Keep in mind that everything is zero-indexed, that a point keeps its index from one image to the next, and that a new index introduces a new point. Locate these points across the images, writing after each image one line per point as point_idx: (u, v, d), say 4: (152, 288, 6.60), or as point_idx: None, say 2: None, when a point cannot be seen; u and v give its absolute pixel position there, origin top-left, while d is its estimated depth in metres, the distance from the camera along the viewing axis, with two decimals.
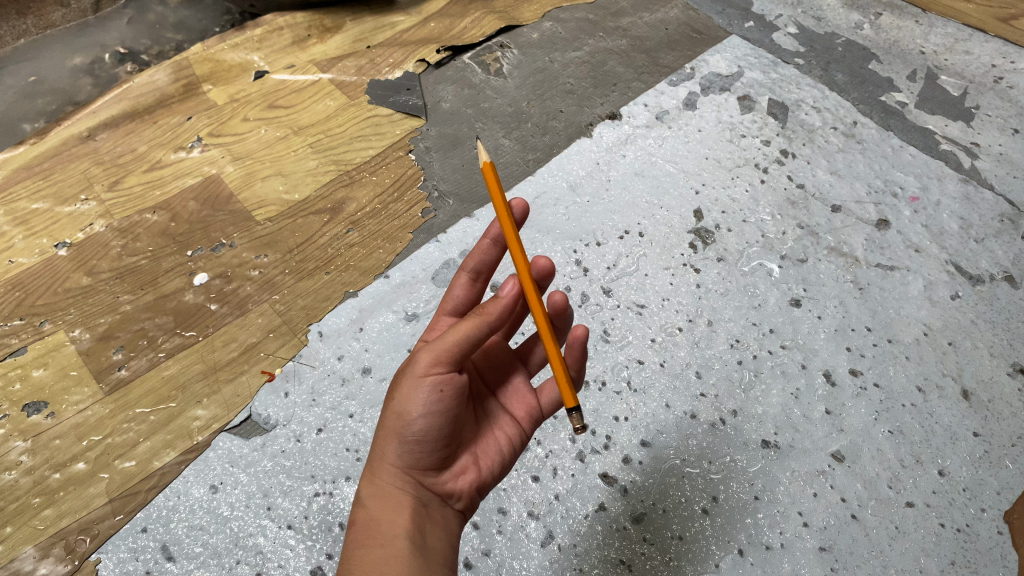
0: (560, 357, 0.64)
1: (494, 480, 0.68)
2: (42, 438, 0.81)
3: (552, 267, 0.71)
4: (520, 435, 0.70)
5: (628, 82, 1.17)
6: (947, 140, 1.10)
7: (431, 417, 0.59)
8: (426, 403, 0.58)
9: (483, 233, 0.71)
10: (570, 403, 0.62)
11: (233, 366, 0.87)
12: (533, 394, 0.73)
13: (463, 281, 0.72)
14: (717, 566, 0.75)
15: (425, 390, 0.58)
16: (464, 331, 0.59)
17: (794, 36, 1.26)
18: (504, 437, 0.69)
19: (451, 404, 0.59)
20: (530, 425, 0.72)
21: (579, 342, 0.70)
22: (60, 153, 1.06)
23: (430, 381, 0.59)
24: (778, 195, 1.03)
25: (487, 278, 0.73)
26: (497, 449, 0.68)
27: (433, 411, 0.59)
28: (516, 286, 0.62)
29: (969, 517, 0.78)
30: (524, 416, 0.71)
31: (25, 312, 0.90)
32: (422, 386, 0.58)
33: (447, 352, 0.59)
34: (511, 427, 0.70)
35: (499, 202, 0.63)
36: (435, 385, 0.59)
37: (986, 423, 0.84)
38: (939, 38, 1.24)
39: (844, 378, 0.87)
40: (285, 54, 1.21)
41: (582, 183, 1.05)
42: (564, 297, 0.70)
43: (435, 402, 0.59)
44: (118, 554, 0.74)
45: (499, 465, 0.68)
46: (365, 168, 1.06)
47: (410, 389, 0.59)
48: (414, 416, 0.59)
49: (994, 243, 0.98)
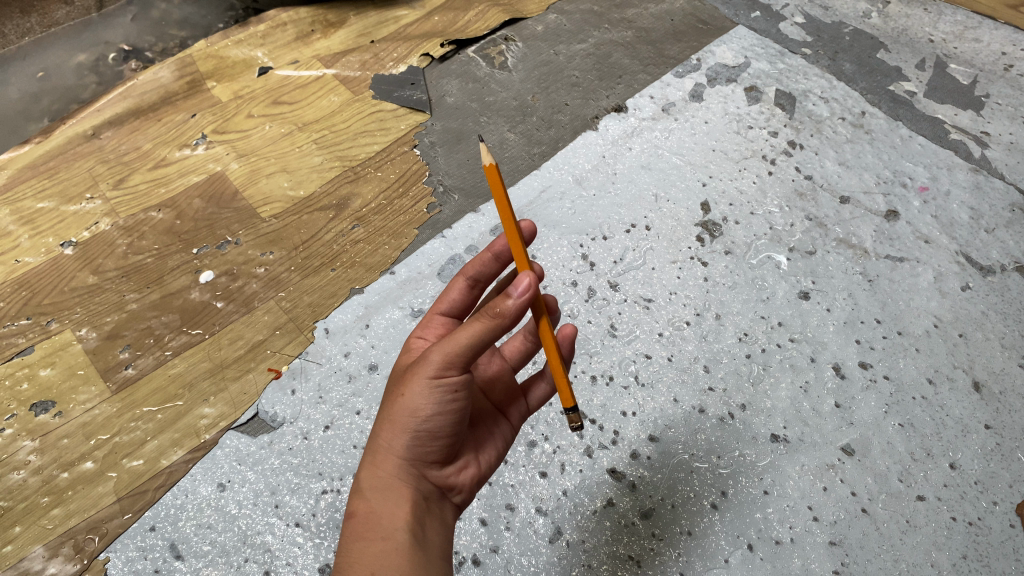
0: (555, 342, 0.65)
1: (489, 474, 0.69)
2: (49, 437, 0.81)
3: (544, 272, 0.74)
4: (512, 431, 0.73)
5: (634, 74, 1.16)
6: (957, 130, 1.09)
7: (442, 415, 0.59)
8: (439, 402, 0.58)
9: (487, 245, 0.71)
10: (568, 403, 0.65)
11: (239, 364, 0.87)
12: (523, 393, 0.74)
13: (461, 286, 0.72)
14: (726, 561, 0.74)
15: (438, 389, 0.58)
16: (476, 337, 0.56)
17: (802, 26, 1.24)
18: (499, 433, 0.71)
19: (461, 403, 0.59)
20: (520, 421, 0.74)
21: (568, 339, 0.74)
22: (65, 152, 1.06)
23: (443, 382, 0.58)
24: (786, 186, 1.02)
25: (484, 285, 0.73)
26: (493, 443, 0.70)
27: (443, 409, 0.58)
28: (531, 282, 0.56)
29: (981, 510, 0.77)
30: (516, 414, 0.73)
31: (32, 311, 0.91)
32: (434, 385, 0.57)
33: (459, 354, 0.57)
34: (505, 424, 0.72)
35: (502, 203, 0.61)
36: (448, 386, 0.58)
37: (998, 415, 0.83)
38: (948, 26, 1.23)
39: (854, 371, 0.86)
40: (288, 50, 1.21)
41: (587, 177, 1.04)
42: (554, 299, 0.75)
43: (446, 402, 0.58)
44: (127, 554, 0.74)
45: (495, 459, 0.70)
46: (370, 163, 1.05)
47: (422, 387, 0.58)
48: (424, 413, 0.58)
49: (1005, 234, 0.98)
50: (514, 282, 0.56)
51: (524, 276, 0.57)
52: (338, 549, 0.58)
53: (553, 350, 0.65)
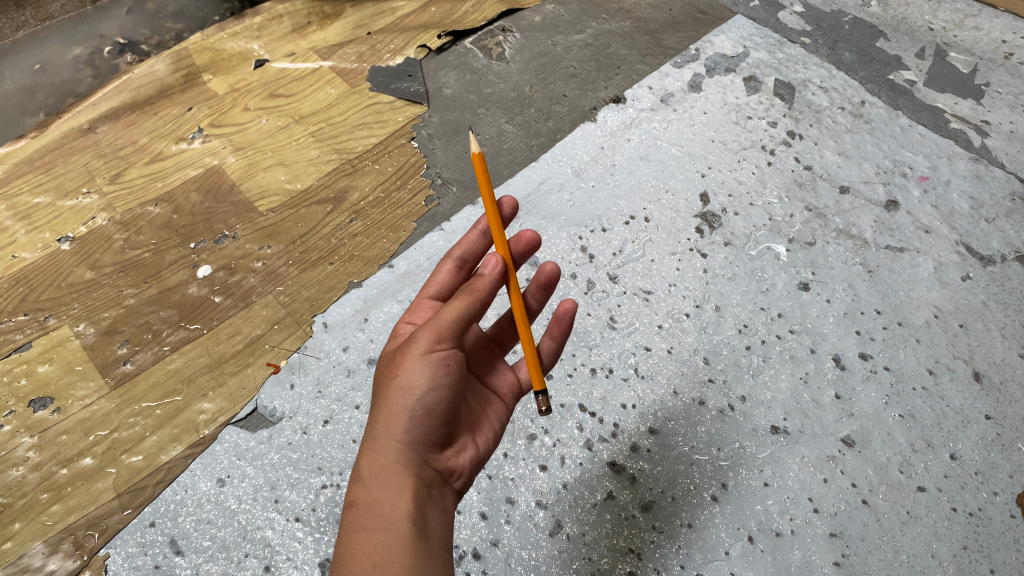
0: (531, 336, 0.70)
1: (488, 456, 0.69)
2: (48, 434, 0.81)
3: (538, 239, 0.74)
4: (506, 411, 0.72)
5: (632, 65, 1.16)
6: (957, 119, 1.08)
7: (437, 391, 0.59)
8: (433, 377, 0.59)
9: (473, 225, 0.73)
10: (537, 386, 0.68)
11: (238, 358, 0.86)
12: (511, 370, 0.74)
13: (449, 268, 0.72)
14: (727, 553, 0.74)
15: (431, 363, 0.59)
16: (461, 307, 0.60)
17: (800, 15, 1.24)
18: (493, 412, 0.71)
19: (455, 379, 0.60)
20: (513, 400, 0.74)
21: (568, 314, 0.73)
22: (61, 147, 1.06)
23: (434, 355, 0.59)
24: (786, 176, 1.02)
25: (471, 267, 0.74)
26: (489, 423, 0.70)
27: (438, 385, 0.59)
28: (500, 261, 0.65)
29: (981, 501, 0.77)
30: (508, 392, 0.73)
31: (29, 307, 0.90)
32: (427, 359, 0.59)
33: (449, 327, 0.60)
34: (498, 402, 0.72)
35: (487, 189, 0.65)
36: (440, 359, 0.59)
37: (998, 405, 0.83)
38: (948, 14, 1.23)
39: (854, 362, 0.86)
40: (285, 42, 1.20)
41: (586, 169, 1.03)
42: (555, 267, 0.74)
43: (439, 376, 0.59)
44: (127, 549, 0.74)
45: (494, 439, 0.70)
46: (367, 156, 1.05)
47: (415, 363, 0.59)
48: (420, 390, 0.58)
49: (1005, 223, 0.97)
50: (484, 263, 0.64)
51: (492, 257, 0.65)
52: (338, 543, 0.57)
53: (527, 341, 0.69)
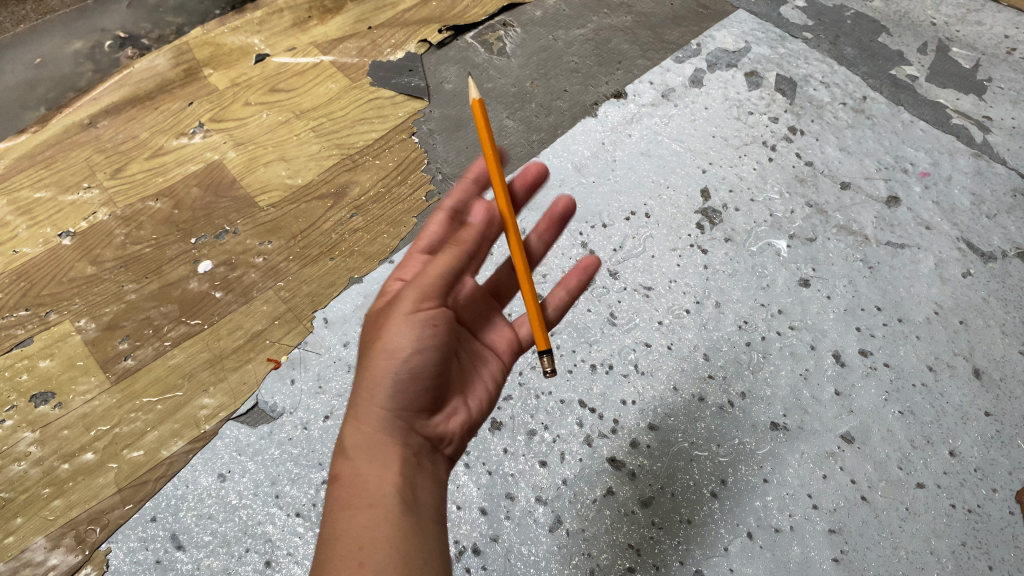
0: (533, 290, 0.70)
1: (480, 420, 0.69)
2: (50, 429, 0.81)
3: (547, 169, 0.75)
4: (503, 369, 0.73)
5: (633, 59, 1.16)
6: (959, 114, 1.08)
7: (423, 352, 0.59)
8: (418, 338, 0.59)
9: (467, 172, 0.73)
10: (542, 346, 0.68)
11: (239, 354, 0.87)
12: (509, 328, 0.75)
13: (442, 219, 0.71)
14: (726, 549, 0.75)
15: (416, 325, 0.59)
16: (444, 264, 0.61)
17: (802, 10, 1.23)
18: (488, 373, 0.71)
19: (441, 339, 0.60)
20: (511, 358, 0.74)
21: (591, 266, 0.76)
22: (62, 141, 1.06)
23: (419, 316, 0.60)
24: (787, 172, 1.02)
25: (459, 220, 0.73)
26: (482, 384, 0.70)
27: (424, 346, 0.60)
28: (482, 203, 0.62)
29: (980, 497, 0.77)
30: (506, 350, 0.74)
31: (31, 302, 0.90)
32: (412, 320, 0.59)
33: (433, 284, 0.61)
34: (496, 360, 0.72)
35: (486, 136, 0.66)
36: (425, 319, 0.60)
37: (998, 402, 0.83)
38: (951, 9, 1.22)
39: (854, 359, 0.86)
40: (285, 37, 1.20)
41: (587, 164, 1.03)
42: (571, 199, 0.76)
43: (424, 338, 0.59)
44: (128, 544, 0.74)
45: (487, 402, 0.70)
46: (368, 151, 1.05)
47: (399, 326, 0.59)
48: (405, 352, 0.59)
49: (1007, 219, 0.97)
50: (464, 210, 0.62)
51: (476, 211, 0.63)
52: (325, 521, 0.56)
53: (530, 295, 0.69)
